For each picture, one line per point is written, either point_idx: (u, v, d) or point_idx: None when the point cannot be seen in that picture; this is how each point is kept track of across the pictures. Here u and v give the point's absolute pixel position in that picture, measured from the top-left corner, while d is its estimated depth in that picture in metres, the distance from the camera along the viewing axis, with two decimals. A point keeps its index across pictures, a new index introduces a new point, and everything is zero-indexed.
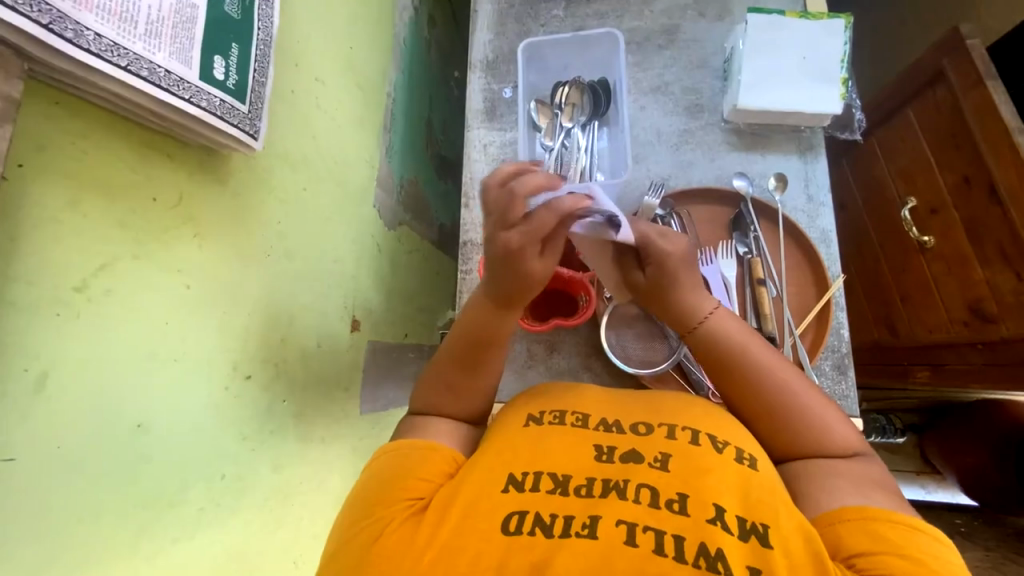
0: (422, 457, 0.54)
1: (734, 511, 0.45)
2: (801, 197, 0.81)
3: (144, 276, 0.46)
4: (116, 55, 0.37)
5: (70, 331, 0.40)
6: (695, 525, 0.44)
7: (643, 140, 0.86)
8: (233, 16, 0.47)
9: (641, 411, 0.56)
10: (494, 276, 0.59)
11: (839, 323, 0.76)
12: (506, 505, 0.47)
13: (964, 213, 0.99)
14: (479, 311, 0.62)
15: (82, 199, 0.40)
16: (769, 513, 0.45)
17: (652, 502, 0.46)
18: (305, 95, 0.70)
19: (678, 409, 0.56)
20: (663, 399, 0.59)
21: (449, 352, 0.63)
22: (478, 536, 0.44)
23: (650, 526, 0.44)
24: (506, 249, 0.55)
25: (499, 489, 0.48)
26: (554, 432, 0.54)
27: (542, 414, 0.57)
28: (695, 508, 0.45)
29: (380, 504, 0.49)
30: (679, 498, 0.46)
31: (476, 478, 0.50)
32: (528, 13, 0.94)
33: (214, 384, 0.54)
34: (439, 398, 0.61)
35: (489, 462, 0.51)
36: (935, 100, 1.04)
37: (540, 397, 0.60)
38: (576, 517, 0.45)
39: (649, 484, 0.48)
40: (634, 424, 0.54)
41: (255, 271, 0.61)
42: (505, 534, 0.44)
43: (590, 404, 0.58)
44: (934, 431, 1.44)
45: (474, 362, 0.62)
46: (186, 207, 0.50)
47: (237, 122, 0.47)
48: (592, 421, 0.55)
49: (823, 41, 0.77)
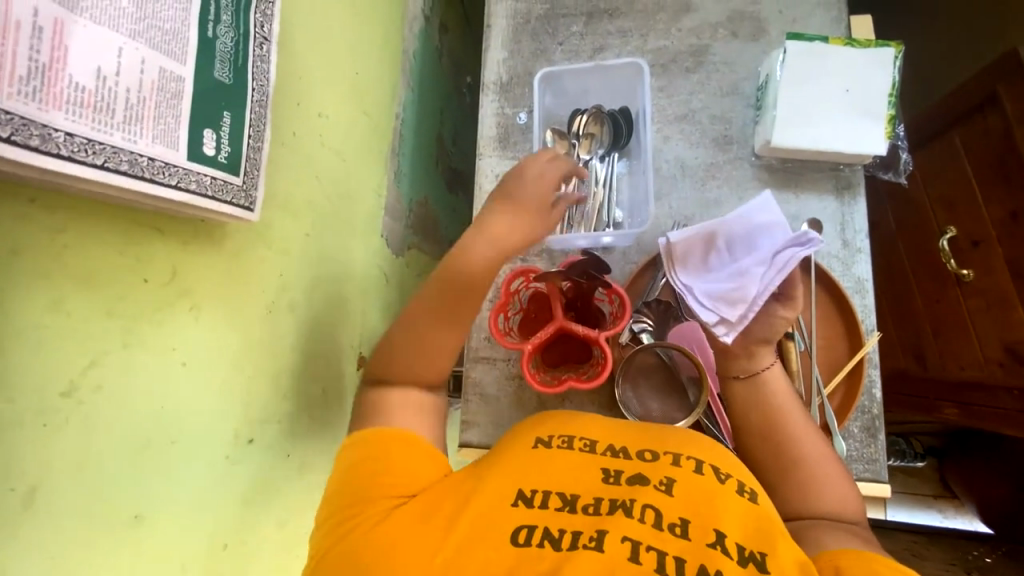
0: (405, 447, 0.53)
1: (734, 537, 0.45)
2: (837, 242, 0.75)
3: (137, 367, 0.43)
4: (91, 154, 0.33)
5: (57, 440, 0.38)
6: (695, 548, 0.44)
7: (667, 174, 0.80)
8: (224, 82, 0.43)
9: (640, 436, 0.55)
10: (511, 205, 0.64)
11: (871, 382, 0.72)
12: (513, 520, 0.47)
13: (1009, 249, 0.92)
14: (476, 253, 0.62)
15: (67, 298, 0.38)
16: (766, 541, 0.45)
17: (655, 523, 0.45)
18: (307, 134, 0.66)
19: (678, 437, 0.55)
20: (666, 429, 0.57)
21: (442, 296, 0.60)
22: (486, 546, 0.45)
23: (652, 545, 0.44)
24: (540, 174, 0.66)
25: (507, 503, 0.48)
26: (562, 455, 0.52)
27: (550, 438, 0.55)
28: (696, 532, 0.45)
29: (366, 503, 0.49)
30: (681, 522, 0.45)
31: (483, 493, 0.49)
32: (544, 29, 0.88)
33: (216, 455, 0.52)
34: (410, 354, 0.59)
35: (493, 478, 0.50)
36: (984, 124, 0.96)
37: (546, 419, 0.59)
38: (583, 532, 0.45)
39: (653, 504, 0.47)
40: (640, 451, 0.53)
41: (257, 330, 0.58)
42: (514, 546, 0.44)
43: (594, 429, 0.56)
44: (956, 459, 1.42)
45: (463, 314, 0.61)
46: (181, 281, 0.47)
47: (231, 197, 0.43)
48: (600, 446, 0.54)
49: (869, 74, 0.70)
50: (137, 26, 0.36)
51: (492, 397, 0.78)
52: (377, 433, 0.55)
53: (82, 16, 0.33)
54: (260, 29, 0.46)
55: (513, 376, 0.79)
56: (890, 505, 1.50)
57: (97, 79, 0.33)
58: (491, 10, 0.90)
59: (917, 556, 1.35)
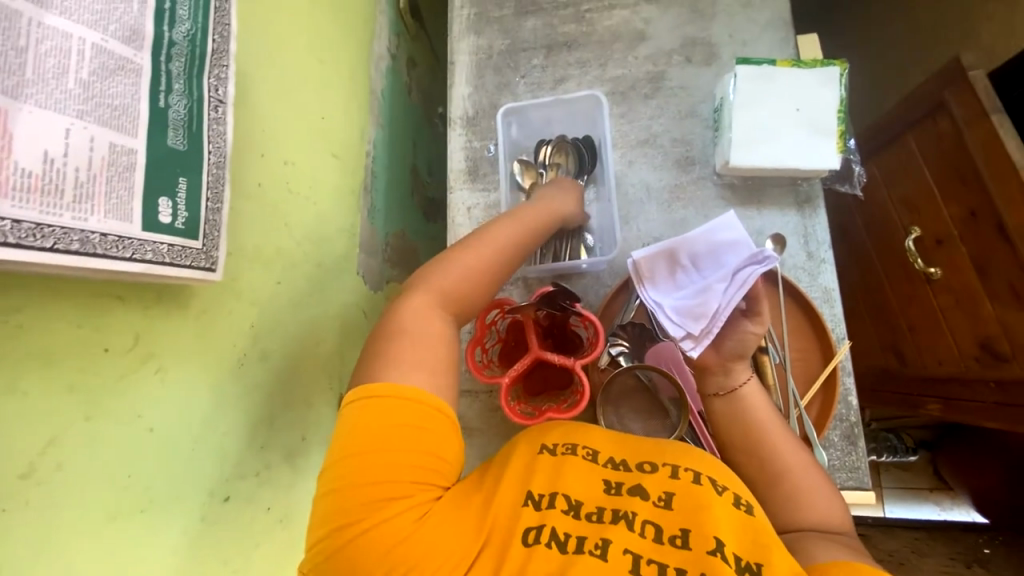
0: (431, 418, 0.49)
1: (732, 547, 0.46)
2: (801, 254, 0.77)
3: (101, 438, 0.43)
4: (40, 238, 0.33)
5: (17, 523, 0.37)
6: (695, 557, 0.45)
7: (633, 197, 0.82)
8: (178, 148, 0.43)
9: (642, 447, 0.56)
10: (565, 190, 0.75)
11: (847, 390, 0.73)
12: (521, 522, 0.49)
13: (972, 247, 0.94)
14: (544, 209, 0.69)
15: (22, 378, 0.37)
16: (762, 553, 0.46)
17: (656, 538, 0.47)
18: (273, 183, 0.66)
19: (679, 448, 0.56)
20: (666, 440, 0.57)
21: (513, 221, 0.66)
22: (500, 549, 0.47)
23: (653, 559, 0.46)
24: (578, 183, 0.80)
25: (518, 504, 0.50)
26: (567, 462, 0.53)
27: (555, 444, 0.56)
28: (696, 541, 0.46)
29: (398, 490, 0.46)
30: (681, 533, 0.47)
31: (495, 500, 0.50)
32: (506, 63, 0.90)
33: (190, 518, 0.51)
34: (461, 282, 0.59)
35: (502, 485, 0.52)
36: (937, 129, 0.99)
37: (552, 424, 0.59)
38: (588, 538, 0.47)
39: (653, 520, 0.48)
40: (640, 462, 0.54)
41: (229, 385, 0.58)
42: (523, 545, 0.47)
43: (599, 436, 0.57)
44: (947, 451, 1.43)
45: (521, 250, 0.66)
46: (145, 345, 0.47)
47: (190, 261, 0.43)
48: (602, 456, 0.55)
49: (818, 92, 0.73)
50: (84, 105, 0.36)
51: (476, 430, 0.78)
52: (385, 394, 0.48)
53: (27, 102, 0.33)
54: (215, 92, 0.46)
55: (495, 408, 0.79)
56: (886, 501, 1.51)
57: (44, 162, 0.34)
58: (454, 47, 0.92)
59: (918, 552, 1.32)
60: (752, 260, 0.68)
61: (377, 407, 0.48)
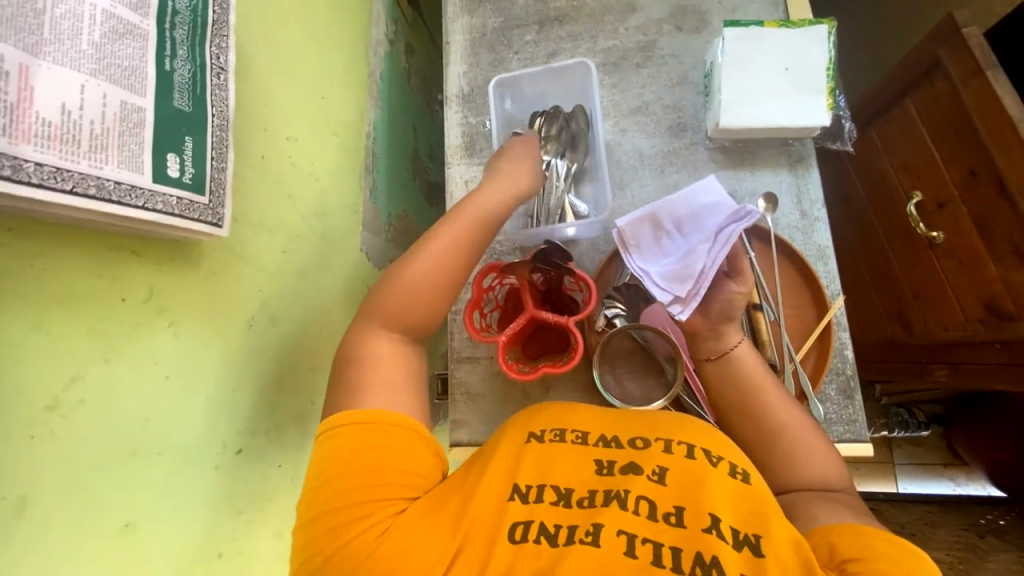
0: (396, 436, 0.53)
1: (728, 521, 0.47)
2: (794, 213, 0.78)
3: (120, 379, 0.46)
4: (60, 180, 0.36)
5: (44, 451, 0.41)
6: (691, 536, 0.46)
7: (626, 164, 0.83)
8: (184, 109, 0.46)
9: (633, 424, 0.57)
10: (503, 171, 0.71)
11: (842, 344, 0.73)
12: (510, 515, 0.50)
13: (973, 207, 0.94)
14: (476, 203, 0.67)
15: (48, 318, 0.41)
16: (760, 523, 0.47)
17: (650, 514, 0.48)
18: (276, 156, 0.70)
19: (669, 423, 0.57)
20: (658, 415, 0.59)
21: (451, 227, 0.65)
22: (489, 543, 0.48)
23: (648, 537, 0.47)
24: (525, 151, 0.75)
25: (505, 499, 0.51)
26: (554, 450, 0.55)
27: (543, 431, 0.57)
28: (691, 519, 0.47)
29: (363, 508, 0.49)
30: (676, 510, 0.48)
31: (482, 491, 0.52)
32: (500, 41, 0.92)
33: (205, 465, 0.55)
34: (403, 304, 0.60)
35: (490, 478, 0.53)
36: (934, 90, 0.98)
37: (539, 412, 0.61)
38: (579, 526, 0.48)
39: (647, 496, 0.49)
40: (631, 439, 0.55)
41: (239, 344, 0.61)
42: (511, 543, 0.48)
43: (588, 420, 0.59)
44: (960, 423, 1.42)
45: (465, 256, 0.65)
46: (158, 298, 0.50)
47: (198, 215, 0.46)
48: (592, 437, 0.56)
49: (807, 52, 0.73)
50: (97, 65, 0.40)
51: (478, 395, 0.81)
52: (355, 419, 0.53)
53: (46, 59, 0.36)
54: (216, 60, 0.50)
55: (497, 373, 0.81)
56: (900, 476, 1.51)
57: (63, 113, 0.37)
58: (448, 27, 0.94)
59: (930, 523, 1.30)
60: (733, 218, 0.69)
61: (346, 429, 0.52)
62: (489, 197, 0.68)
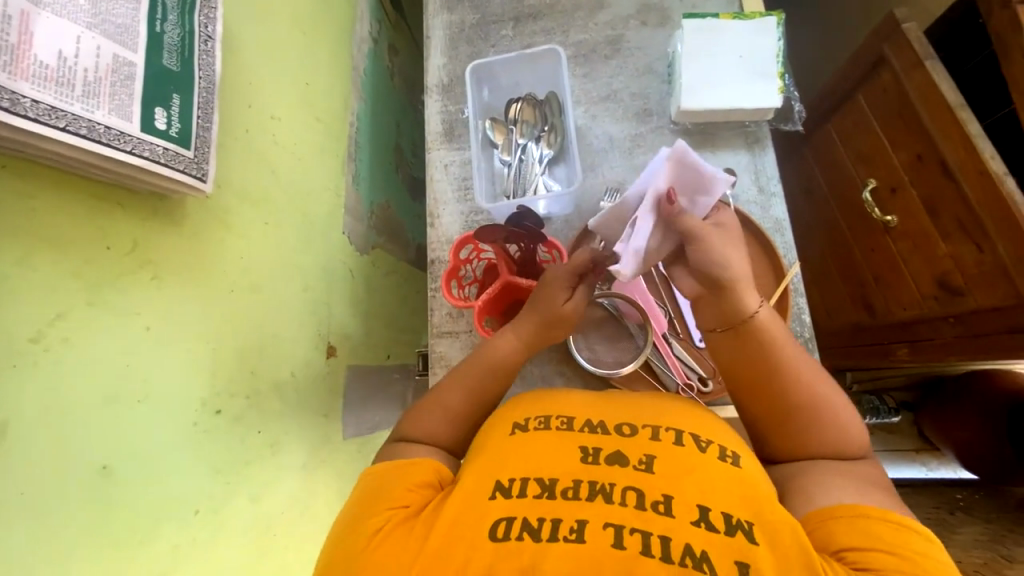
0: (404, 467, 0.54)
1: (719, 507, 0.44)
2: (753, 189, 0.83)
3: (101, 323, 0.48)
4: (54, 118, 0.39)
5: (28, 381, 0.42)
6: (682, 526, 0.43)
7: (597, 148, 0.89)
8: (172, 68, 0.49)
9: (621, 411, 0.54)
10: (537, 308, 0.65)
11: (799, 308, 0.78)
12: (492, 513, 0.45)
13: (922, 189, 1.00)
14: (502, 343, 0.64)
15: (33, 255, 0.43)
16: (753, 507, 0.44)
17: (639, 504, 0.44)
18: (260, 132, 0.73)
19: (657, 413, 0.54)
20: (646, 403, 0.56)
21: (473, 365, 0.64)
22: (466, 544, 0.43)
23: (637, 527, 0.43)
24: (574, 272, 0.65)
25: (484, 497, 0.47)
26: (540, 439, 0.51)
27: (527, 421, 0.54)
28: (680, 509, 0.44)
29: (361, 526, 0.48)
30: (665, 499, 0.44)
31: (463, 490, 0.48)
32: (477, 35, 0.98)
33: (183, 419, 0.56)
34: (432, 424, 0.60)
35: (472, 473, 0.49)
36: (881, 82, 1.06)
37: (523, 404, 0.58)
38: (563, 521, 0.44)
39: (635, 486, 0.46)
40: (617, 426, 0.52)
41: (220, 307, 0.63)
42: (493, 541, 0.43)
43: (575, 408, 0.55)
44: (925, 408, 1.46)
45: (485, 399, 0.63)
46: (142, 252, 0.52)
47: (182, 167, 0.49)
48: (577, 423, 0.53)
49: (756, 40, 0.79)
50: (92, 19, 0.43)
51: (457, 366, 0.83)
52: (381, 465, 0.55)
53: (45, 9, 0.40)
54: (205, 28, 0.53)
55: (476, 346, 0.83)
56: None
57: (59, 59, 0.40)
58: (429, 23, 1.00)
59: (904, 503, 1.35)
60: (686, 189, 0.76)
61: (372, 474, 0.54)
62: (496, 348, 0.64)
